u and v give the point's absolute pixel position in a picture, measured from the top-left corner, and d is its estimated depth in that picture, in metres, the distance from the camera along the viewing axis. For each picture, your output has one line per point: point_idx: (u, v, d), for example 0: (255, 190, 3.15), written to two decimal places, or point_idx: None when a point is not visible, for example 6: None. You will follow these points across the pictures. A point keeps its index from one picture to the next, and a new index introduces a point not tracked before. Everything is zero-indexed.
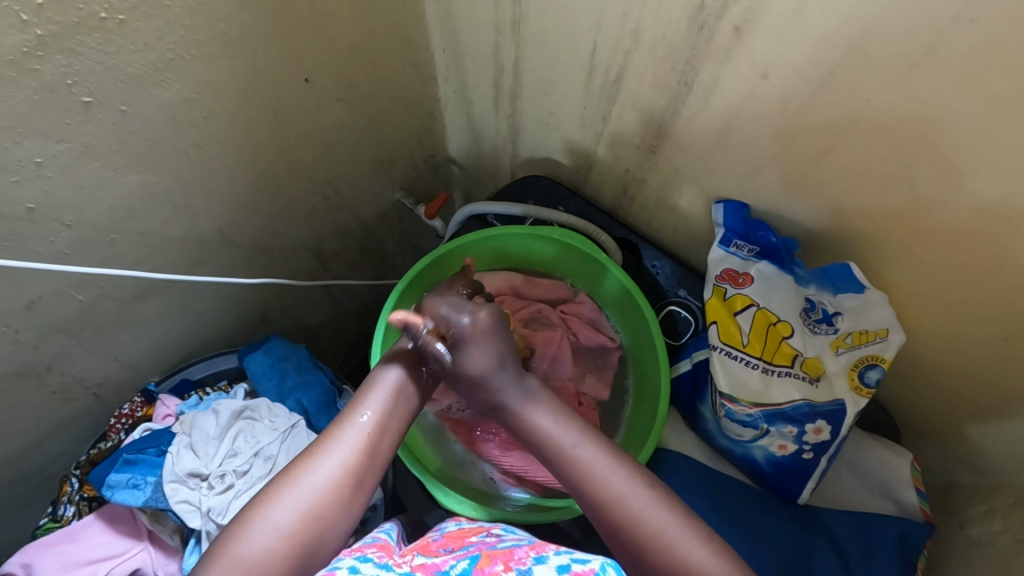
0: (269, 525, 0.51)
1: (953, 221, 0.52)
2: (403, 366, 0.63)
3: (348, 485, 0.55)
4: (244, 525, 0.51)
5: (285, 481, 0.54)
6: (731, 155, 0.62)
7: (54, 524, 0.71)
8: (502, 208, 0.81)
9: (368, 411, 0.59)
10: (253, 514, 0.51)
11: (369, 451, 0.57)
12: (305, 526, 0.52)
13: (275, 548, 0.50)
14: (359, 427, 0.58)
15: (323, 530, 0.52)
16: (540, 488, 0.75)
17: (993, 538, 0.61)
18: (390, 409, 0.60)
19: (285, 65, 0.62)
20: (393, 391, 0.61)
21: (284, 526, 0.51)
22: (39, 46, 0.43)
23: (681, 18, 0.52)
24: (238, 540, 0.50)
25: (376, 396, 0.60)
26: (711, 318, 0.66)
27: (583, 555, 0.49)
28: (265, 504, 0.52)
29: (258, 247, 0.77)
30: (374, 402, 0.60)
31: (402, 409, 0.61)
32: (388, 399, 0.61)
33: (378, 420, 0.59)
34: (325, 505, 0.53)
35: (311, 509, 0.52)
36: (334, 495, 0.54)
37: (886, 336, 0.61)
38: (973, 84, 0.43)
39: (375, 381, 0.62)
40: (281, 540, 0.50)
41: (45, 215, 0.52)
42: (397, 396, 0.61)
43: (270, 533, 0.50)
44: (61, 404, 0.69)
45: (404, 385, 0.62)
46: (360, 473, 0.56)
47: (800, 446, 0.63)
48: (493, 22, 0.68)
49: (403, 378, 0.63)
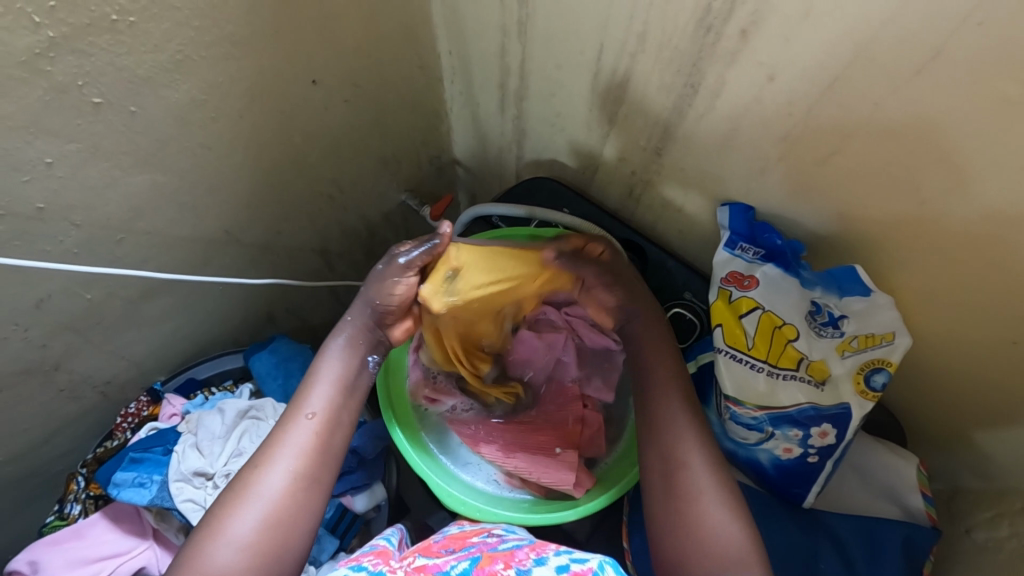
0: (228, 539, 0.52)
1: (961, 224, 0.52)
2: (341, 357, 0.63)
3: (301, 486, 0.56)
4: (203, 541, 0.52)
5: (236, 493, 0.54)
6: (737, 157, 0.62)
7: (61, 522, 0.72)
8: (508, 209, 0.81)
9: (314, 410, 0.60)
10: (210, 533, 0.52)
11: (319, 448, 0.58)
12: (264, 535, 0.53)
13: (238, 562, 0.51)
14: (305, 427, 0.58)
15: (286, 534, 0.54)
16: (543, 489, 0.74)
17: (1000, 543, 0.60)
18: (336, 403, 0.61)
19: (293, 66, 0.62)
20: (337, 385, 0.62)
21: (244, 540, 0.52)
22: (51, 47, 0.43)
23: (688, 20, 0.53)
24: (201, 559, 0.51)
25: (320, 393, 0.61)
26: (717, 320, 0.65)
27: (582, 554, 0.50)
28: (220, 521, 0.53)
29: (265, 247, 0.78)
30: (318, 397, 0.60)
31: (350, 400, 0.62)
32: (333, 392, 0.61)
33: (326, 414, 0.60)
34: (281, 510, 0.54)
35: (268, 515, 0.53)
36: (289, 498, 0.55)
37: (892, 340, 0.61)
38: (981, 87, 0.43)
39: (317, 377, 0.62)
40: (243, 554, 0.51)
41: (56, 214, 0.53)
42: (342, 388, 0.62)
43: (231, 549, 0.51)
44: (69, 402, 0.69)
45: (349, 375, 0.63)
46: (313, 471, 0.57)
47: (805, 450, 0.63)
48: (500, 24, 0.68)
49: (346, 370, 0.63)
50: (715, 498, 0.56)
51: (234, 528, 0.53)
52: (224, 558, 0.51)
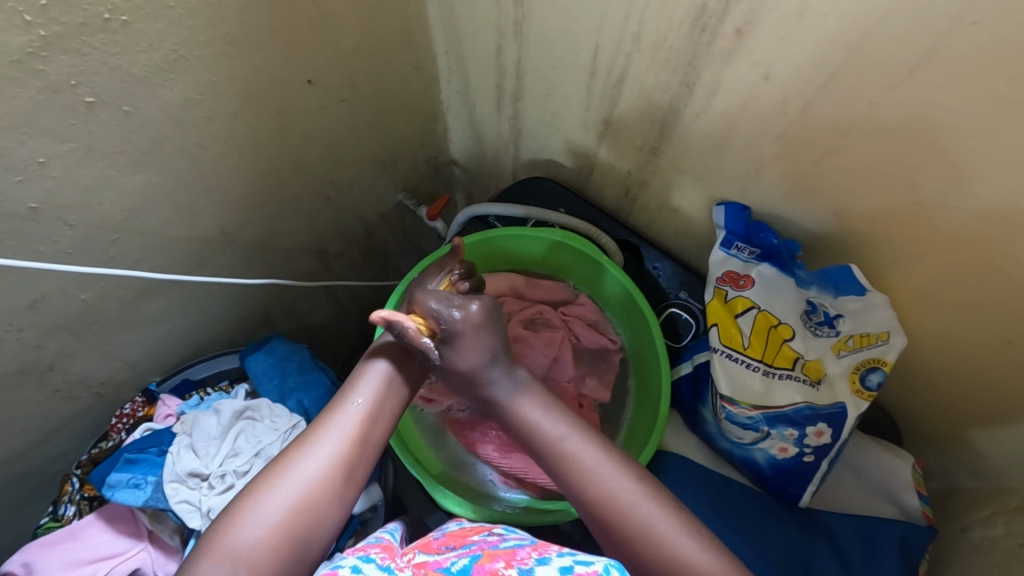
0: (258, 517, 0.52)
1: (954, 223, 0.52)
2: (395, 351, 0.64)
3: (340, 474, 0.55)
4: (235, 515, 0.52)
5: (277, 471, 0.54)
6: (732, 157, 0.62)
7: (55, 523, 0.72)
8: (504, 209, 0.81)
9: (361, 398, 0.59)
10: (245, 506, 0.52)
11: (362, 437, 0.58)
12: (294, 518, 0.52)
13: (264, 540, 0.51)
14: (351, 415, 0.58)
15: (314, 520, 0.53)
16: (539, 490, 0.75)
17: (995, 542, 0.60)
18: (384, 393, 0.61)
19: (289, 66, 0.62)
20: (386, 377, 0.62)
21: (275, 518, 0.52)
22: (44, 46, 0.43)
23: (683, 20, 0.53)
24: (231, 530, 0.51)
25: (369, 383, 0.61)
26: (712, 320, 0.66)
27: (587, 556, 0.48)
28: (256, 496, 0.53)
29: (261, 248, 0.77)
30: (367, 387, 0.60)
31: (397, 394, 0.62)
32: (384, 382, 0.61)
33: (371, 405, 0.60)
34: (315, 495, 0.54)
35: (302, 498, 0.53)
36: (325, 484, 0.54)
37: (886, 339, 0.60)
38: (976, 87, 0.43)
39: (368, 366, 0.62)
40: (271, 533, 0.51)
41: (49, 214, 0.53)
42: (390, 381, 0.62)
43: (259, 525, 0.51)
44: (64, 403, 0.69)
45: (398, 370, 0.63)
46: (353, 460, 0.57)
47: (801, 449, 0.63)
48: (496, 24, 0.68)
49: (396, 363, 0.63)
50: (668, 530, 0.52)
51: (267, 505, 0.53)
52: (250, 534, 0.51)
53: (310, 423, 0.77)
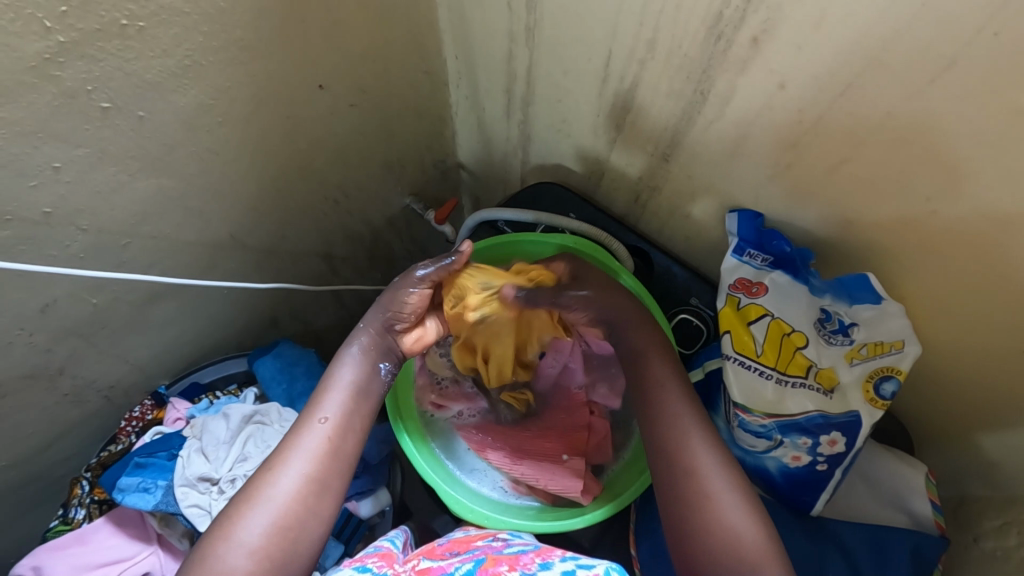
0: (238, 541, 0.51)
1: (970, 232, 0.52)
2: (355, 364, 0.63)
3: (312, 492, 0.55)
4: (212, 544, 0.51)
5: (249, 495, 0.54)
6: (744, 164, 0.62)
7: (65, 526, 0.71)
8: (513, 213, 0.81)
9: (327, 415, 0.59)
10: (219, 536, 0.51)
11: (331, 453, 0.57)
12: (272, 540, 0.52)
13: (245, 564, 0.50)
14: (318, 432, 0.58)
15: (291, 539, 0.53)
16: (550, 497, 0.74)
17: (1009, 552, 0.60)
18: (349, 409, 0.60)
19: (301, 73, 0.62)
20: (350, 390, 0.61)
21: (253, 541, 0.51)
22: (61, 52, 0.43)
23: (697, 28, 0.53)
24: (208, 561, 0.50)
25: (333, 399, 0.60)
26: (725, 327, 0.65)
27: (589, 561, 0.49)
28: (230, 522, 0.52)
29: (269, 251, 0.77)
30: (333, 403, 0.60)
31: (364, 405, 0.61)
32: (348, 398, 0.61)
33: (337, 419, 0.59)
34: (291, 517, 0.53)
35: (279, 519, 0.53)
36: (299, 502, 0.54)
37: (901, 348, 0.60)
38: (996, 97, 0.43)
39: (331, 383, 0.61)
40: (252, 556, 0.51)
41: (62, 219, 0.53)
42: (355, 394, 0.61)
43: (239, 549, 0.51)
44: (73, 406, 0.69)
45: (362, 382, 0.62)
46: (325, 477, 0.56)
47: (814, 458, 0.63)
48: (507, 30, 0.68)
49: (360, 376, 0.62)
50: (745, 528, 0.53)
51: (244, 528, 0.52)
52: (231, 561, 0.50)
53: None
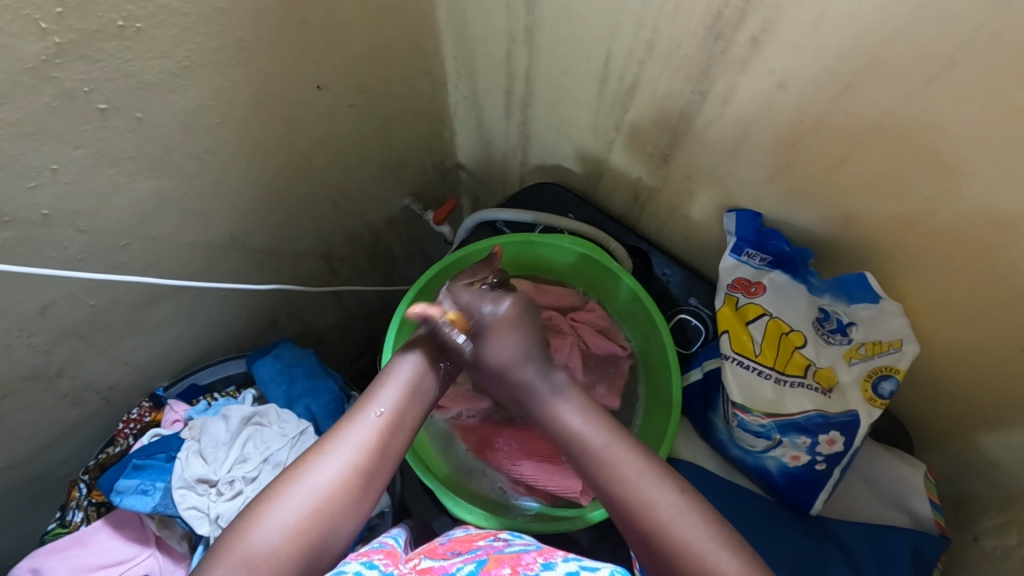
0: (275, 521, 0.52)
1: (970, 232, 0.52)
2: (416, 358, 0.63)
3: (355, 484, 0.55)
4: (251, 519, 0.52)
5: (294, 476, 0.54)
6: (744, 163, 0.62)
7: (63, 529, 0.71)
8: (513, 214, 0.81)
9: (381, 407, 0.59)
10: (261, 511, 0.52)
11: (379, 448, 0.57)
12: (309, 526, 0.52)
13: (278, 545, 0.51)
14: (370, 424, 0.58)
15: (327, 528, 0.53)
16: (550, 498, 0.74)
17: (1009, 551, 0.60)
18: (401, 405, 0.60)
19: (299, 74, 0.62)
20: (407, 385, 0.61)
21: (291, 524, 0.52)
22: (58, 53, 0.43)
23: (697, 28, 0.52)
24: (246, 535, 0.51)
25: (389, 391, 0.60)
26: (723, 326, 0.66)
27: (592, 563, 0.49)
28: (272, 500, 0.53)
29: (269, 252, 0.77)
30: (388, 395, 0.60)
31: (417, 401, 0.61)
32: (402, 394, 0.60)
33: (391, 414, 0.59)
34: (330, 505, 0.54)
35: (318, 507, 0.53)
36: (342, 492, 0.54)
37: (899, 347, 0.61)
38: (996, 97, 0.43)
39: (390, 374, 0.62)
40: (288, 539, 0.51)
41: (60, 220, 0.52)
42: (412, 390, 0.61)
43: (276, 529, 0.51)
44: (72, 408, 0.69)
45: (419, 379, 0.62)
46: (369, 471, 0.56)
47: (812, 458, 0.62)
48: (507, 31, 0.68)
49: (419, 372, 0.62)
50: (705, 542, 0.52)
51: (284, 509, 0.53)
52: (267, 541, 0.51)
53: (319, 430, 0.76)
